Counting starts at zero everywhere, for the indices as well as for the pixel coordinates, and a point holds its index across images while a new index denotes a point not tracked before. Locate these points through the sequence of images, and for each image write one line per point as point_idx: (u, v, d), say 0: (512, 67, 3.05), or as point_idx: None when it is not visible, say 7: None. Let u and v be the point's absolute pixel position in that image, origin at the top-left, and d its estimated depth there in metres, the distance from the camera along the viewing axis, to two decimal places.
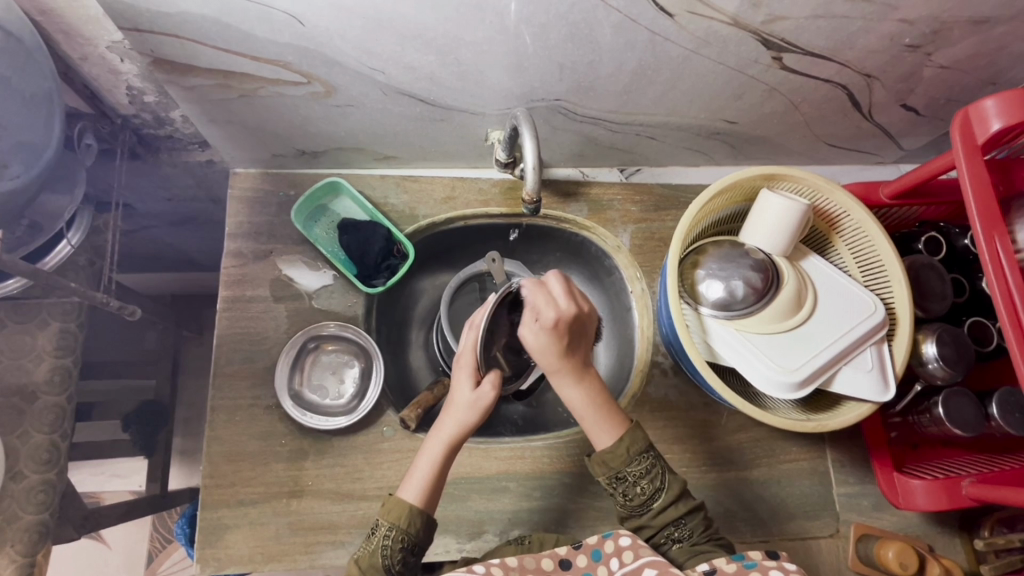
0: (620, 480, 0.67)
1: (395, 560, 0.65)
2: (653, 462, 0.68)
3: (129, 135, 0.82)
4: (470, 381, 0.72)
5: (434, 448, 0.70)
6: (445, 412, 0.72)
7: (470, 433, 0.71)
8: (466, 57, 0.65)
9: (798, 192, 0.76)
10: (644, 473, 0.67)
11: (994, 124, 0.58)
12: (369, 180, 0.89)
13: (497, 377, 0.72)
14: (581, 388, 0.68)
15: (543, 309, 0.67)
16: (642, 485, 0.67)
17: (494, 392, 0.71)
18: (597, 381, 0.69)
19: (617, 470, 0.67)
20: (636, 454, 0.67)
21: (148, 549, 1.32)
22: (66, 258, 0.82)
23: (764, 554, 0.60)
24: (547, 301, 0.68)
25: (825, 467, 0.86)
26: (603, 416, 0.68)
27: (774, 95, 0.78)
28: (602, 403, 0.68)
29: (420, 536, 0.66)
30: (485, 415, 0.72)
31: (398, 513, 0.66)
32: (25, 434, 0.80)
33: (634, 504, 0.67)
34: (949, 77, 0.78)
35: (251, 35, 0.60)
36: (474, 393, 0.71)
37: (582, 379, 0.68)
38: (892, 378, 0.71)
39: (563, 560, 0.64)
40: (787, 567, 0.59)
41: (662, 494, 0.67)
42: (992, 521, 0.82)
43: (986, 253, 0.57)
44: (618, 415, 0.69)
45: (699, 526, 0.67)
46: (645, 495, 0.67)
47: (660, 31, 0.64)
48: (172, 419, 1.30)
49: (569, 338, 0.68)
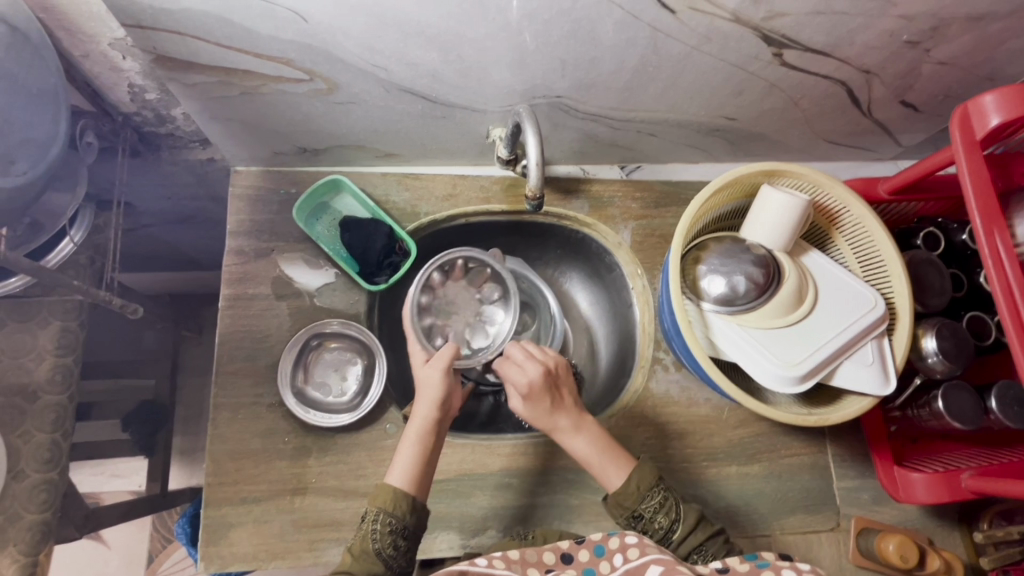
0: (637, 518, 0.68)
1: (385, 544, 0.65)
2: (665, 496, 0.69)
3: (130, 133, 0.82)
4: (423, 360, 0.76)
5: (412, 431, 0.71)
6: (416, 396, 0.73)
7: (445, 411, 0.72)
8: (468, 53, 0.66)
9: (798, 188, 0.77)
10: (659, 506, 0.69)
11: (992, 119, 0.59)
12: (371, 177, 0.89)
13: (451, 352, 0.74)
14: (583, 435, 0.71)
15: (515, 379, 0.71)
16: (658, 519, 0.68)
17: (446, 370, 0.72)
18: (595, 426, 0.72)
19: (633, 508, 0.68)
20: (647, 489, 0.69)
21: (149, 549, 1.31)
22: (67, 256, 0.82)
23: (778, 556, 0.59)
24: (517, 370, 0.72)
25: (825, 462, 0.87)
26: (612, 456, 0.71)
27: (775, 91, 0.79)
28: (605, 449, 0.71)
29: (409, 519, 0.67)
30: (449, 389, 0.73)
31: (384, 498, 0.67)
32: (27, 434, 0.80)
33: (655, 541, 0.68)
34: (948, 74, 0.78)
35: (253, 32, 0.60)
36: (428, 376, 0.72)
37: (581, 428, 0.71)
38: (894, 372, 0.72)
39: (565, 554, 0.62)
40: (799, 566, 0.57)
41: (679, 525, 0.68)
42: (991, 514, 0.83)
43: (986, 248, 0.58)
44: (624, 454, 0.72)
45: (721, 551, 0.68)
46: (663, 529, 0.68)
47: (662, 27, 0.64)
48: (172, 418, 1.29)
49: (551, 394, 0.71)
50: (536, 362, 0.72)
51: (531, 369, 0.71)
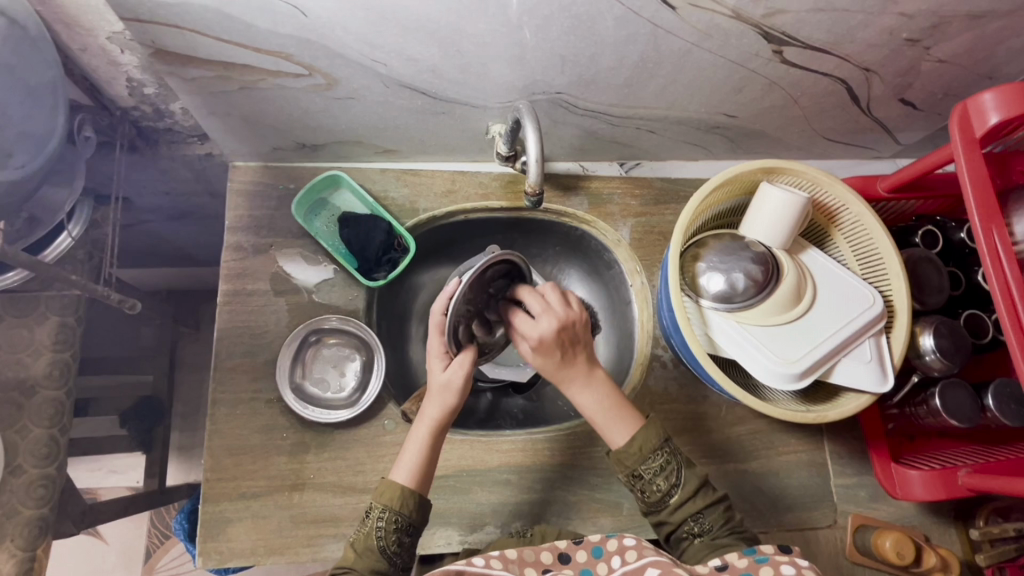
0: (637, 477, 0.68)
1: (390, 541, 0.65)
2: (669, 459, 0.69)
3: (128, 127, 0.82)
4: (443, 363, 0.72)
5: (421, 431, 0.70)
6: (427, 395, 0.72)
7: (455, 413, 0.71)
8: (469, 49, 0.65)
9: (798, 185, 0.77)
10: (661, 469, 0.68)
11: (992, 117, 0.59)
12: (369, 173, 0.89)
13: (469, 357, 0.71)
14: (592, 390, 0.70)
15: (525, 331, 0.69)
16: (658, 482, 0.68)
17: (466, 369, 0.70)
18: (607, 379, 0.71)
19: (632, 468, 0.68)
20: (649, 451, 0.68)
21: (147, 545, 1.31)
22: (65, 251, 0.81)
23: (775, 549, 0.58)
24: (527, 323, 0.69)
25: (823, 459, 0.87)
26: (620, 408, 0.70)
27: (775, 88, 0.79)
28: (614, 411, 0.69)
29: (415, 516, 0.67)
30: (463, 392, 0.71)
31: (391, 496, 0.67)
32: (24, 429, 0.79)
33: (651, 501, 0.68)
34: (947, 72, 0.78)
35: (253, 26, 0.60)
36: (446, 375, 0.70)
37: (590, 381, 0.70)
38: (891, 370, 0.72)
39: (563, 554, 0.61)
40: (798, 562, 0.56)
41: (678, 490, 0.68)
42: (987, 511, 0.83)
43: (985, 246, 0.58)
44: (633, 409, 0.71)
45: (719, 519, 0.67)
46: (662, 491, 0.68)
47: (663, 24, 0.64)
48: (170, 414, 1.29)
49: (560, 351, 0.68)
50: (544, 313, 0.68)
51: (540, 321, 0.68)
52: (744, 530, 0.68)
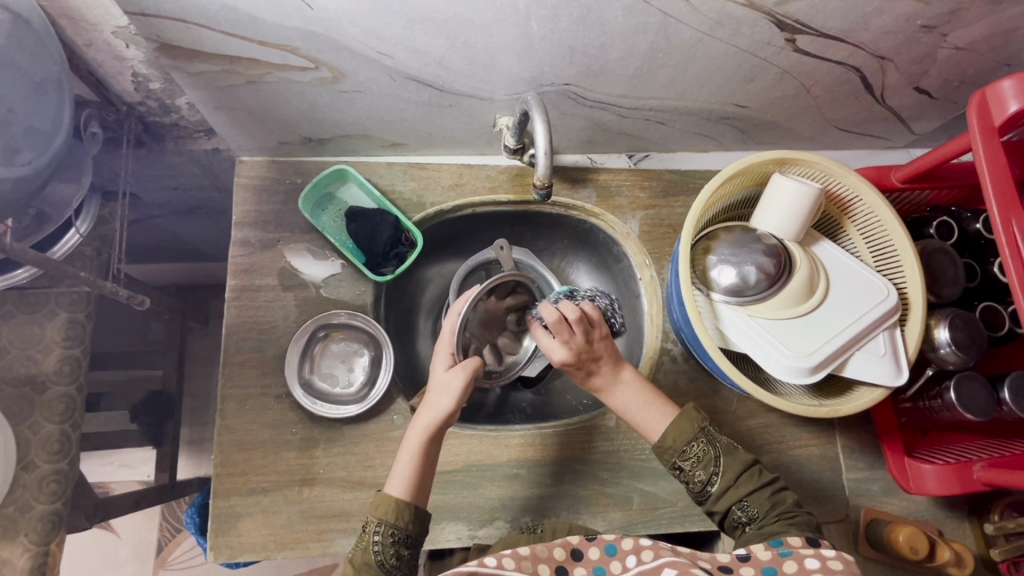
0: (678, 471, 0.70)
1: (388, 555, 0.65)
2: (704, 449, 0.69)
3: (134, 123, 0.82)
4: (447, 363, 0.75)
5: (415, 438, 0.70)
6: (425, 401, 0.72)
7: (451, 419, 0.71)
8: (476, 40, 0.65)
9: (810, 176, 0.76)
10: (698, 459, 0.69)
11: (1011, 105, 0.58)
12: (377, 167, 0.88)
13: (473, 364, 0.73)
14: (621, 397, 0.72)
15: (548, 347, 0.71)
16: (697, 473, 0.69)
17: (466, 379, 0.72)
18: (637, 376, 0.73)
19: (672, 461, 0.70)
20: (684, 443, 0.69)
21: (159, 538, 1.32)
22: (74, 248, 0.81)
23: (801, 541, 0.58)
24: (551, 341, 0.71)
25: (835, 453, 0.86)
26: (653, 405, 0.72)
27: (786, 78, 0.77)
28: (635, 412, 0.72)
29: (411, 528, 0.66)
30: (461, 400, 0.72)
31: (385, 509, 0.66)
32: (36, 425, 0.80)
33: (695, 491, 0.70)
34: (964, 59, 0.77)
35: (257, 19, 0.59)
36: (448, 380, 0.72)
37: (619, 380, 0.72)
38: (905, 364, 0.71)
39: (575, 551, 0.59)
40: (825, 554, 0.56)
41: (718, 478, 0.68)
42: (1002, 505, 0.82)
43: (1004, 237, 0.56)
44: (667, 404, 0.73)
45: (764, 506, 0.67)
46: (702, 481, 0.69)
47: (673, 13, 0.63)
48: (179, 409, 1.30)
49: (580, 366, 0.71)
50: (561, 340, 0.70)
51: (556, 347, 0.70)
52: (796, 515, 0.65)
